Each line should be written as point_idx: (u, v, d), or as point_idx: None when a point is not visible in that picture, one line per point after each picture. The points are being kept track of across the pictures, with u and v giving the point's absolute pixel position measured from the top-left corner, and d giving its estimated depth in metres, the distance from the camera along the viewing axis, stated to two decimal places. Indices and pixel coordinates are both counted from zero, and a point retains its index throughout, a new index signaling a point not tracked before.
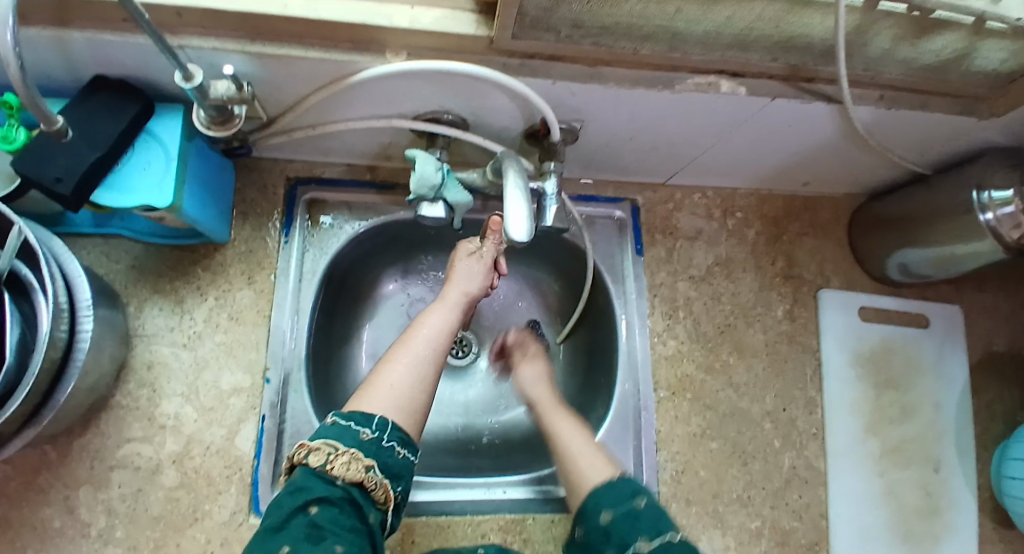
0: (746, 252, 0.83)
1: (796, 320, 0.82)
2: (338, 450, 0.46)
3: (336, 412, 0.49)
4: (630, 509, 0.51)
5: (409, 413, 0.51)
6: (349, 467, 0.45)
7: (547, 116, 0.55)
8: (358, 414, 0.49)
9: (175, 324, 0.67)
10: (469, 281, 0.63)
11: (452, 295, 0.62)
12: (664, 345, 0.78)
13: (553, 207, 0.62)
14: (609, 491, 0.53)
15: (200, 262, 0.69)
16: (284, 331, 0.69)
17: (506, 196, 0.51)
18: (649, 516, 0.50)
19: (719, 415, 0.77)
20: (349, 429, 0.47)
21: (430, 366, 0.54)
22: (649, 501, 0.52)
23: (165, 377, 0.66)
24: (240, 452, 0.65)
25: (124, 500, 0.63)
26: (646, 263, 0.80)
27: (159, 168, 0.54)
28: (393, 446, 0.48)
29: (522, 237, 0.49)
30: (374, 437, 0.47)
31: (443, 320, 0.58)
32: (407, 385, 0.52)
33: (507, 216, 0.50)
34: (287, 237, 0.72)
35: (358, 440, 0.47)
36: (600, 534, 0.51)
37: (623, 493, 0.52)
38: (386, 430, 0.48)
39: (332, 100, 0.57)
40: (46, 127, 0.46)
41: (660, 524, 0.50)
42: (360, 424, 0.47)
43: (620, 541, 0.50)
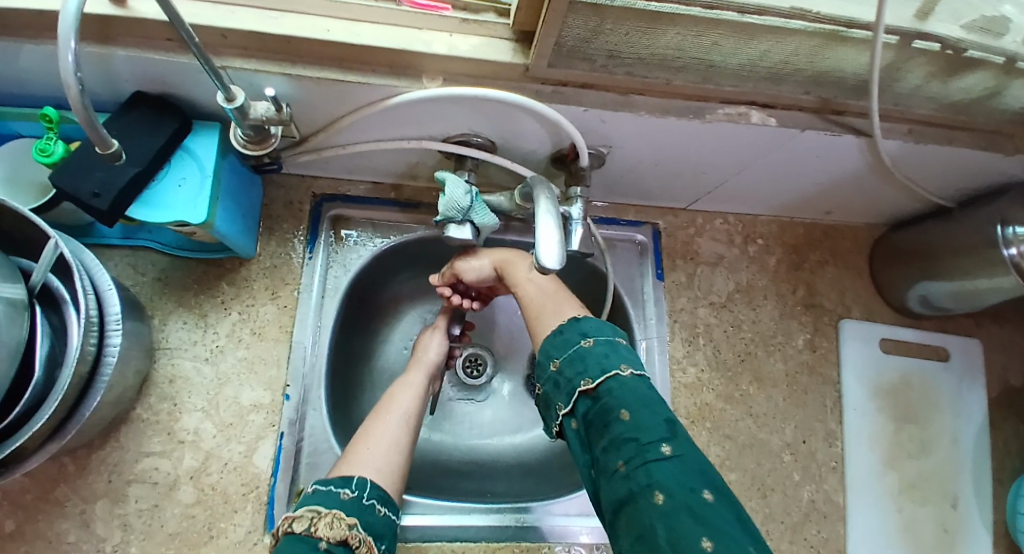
0: (767, 280, 0.82)
1: (816, 349, 0.81)
2: (320, 513, 0.47)
3: (316, 482, 0.52)
4: (578, 351, 0.49)
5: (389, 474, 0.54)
6: (332, 526, 0.46)
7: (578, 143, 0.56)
8: (336, 480, 0.51)
9: (198, 337, 0.67)
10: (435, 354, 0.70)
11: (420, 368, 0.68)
12: (684, 373, 0.77)
13: (579, 231, 0.62)
14: (560, 337, 0.51)
15: (225, 276, 0.69)
16: (305, 347, 0.69)
17: (538, 222, 0.50)
18: (594, 353, 0.48)
19: (738, 445, 0.76)
20: (331, 493, 0.49)
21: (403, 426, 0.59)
22: (598, 339, 0.49)
23: (186, 392, 0.66)
24: (257, 470, 0.65)
25: (140, 516, 0.62)
26: (667, 288, 0.79)
27: (194, 184, 0.55)
28: (373, 504, 0.50)
29: (552, 264, 0.48)
30: (354, 495, 0.50)
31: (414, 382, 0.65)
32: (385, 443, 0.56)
33: (539, 241, 0.48)
34: (311, 253, 0.72)
35: (339, 500, 0.49)
36: (551, 382, 0.50)
37: (570, 337, 0.50)
38: (365, 489, 0.51)
39: (364, 122, 0.58)
40: (101, 149, 0.44)
41: (607, 361, 0.47)
42: (340, 486, 0.50)
43: (567, 386, 0.48)
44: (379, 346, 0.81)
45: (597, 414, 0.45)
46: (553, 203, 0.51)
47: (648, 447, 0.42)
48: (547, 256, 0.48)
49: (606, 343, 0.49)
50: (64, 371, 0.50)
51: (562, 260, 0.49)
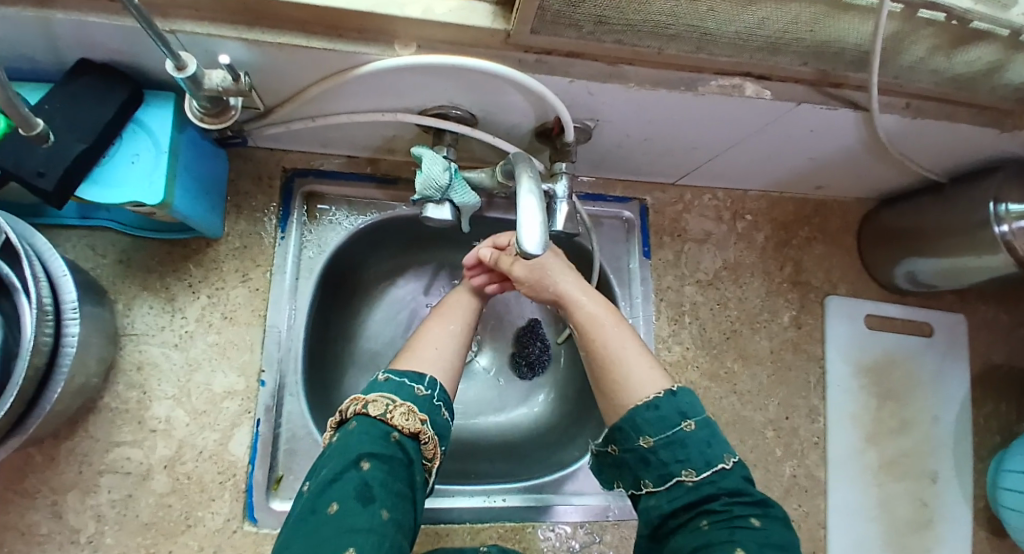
0: (754, 257, 0.81)
1: (802, 326, 0.81)
2: (395, 402, 0.50)
3: (386, 371, 0.54)
4: (676, 434, 0.50)
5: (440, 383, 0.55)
6: (407, 418, 0.50)
7: (563, 117, 0.52)
8: (411, 373, 0.54)
9: (165, 322, 0.64)
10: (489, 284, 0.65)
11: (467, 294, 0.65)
12: (669, 352, 0.76)
13: (564, 209, 0.59)
14: (653, 411, 0.51)
15: (192, 257, 0.66)
16: (280, 330, 0.66)
17: (518, 202, 0.46)
18: (696, 441, 0.50)
19: (722, 423, 0.76)
20: (405, 386, 0.52)
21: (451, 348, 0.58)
22: (698, 423, 0.50)
23: (155, 379, 0.63)
24: (233, 457, 0.63)
25: (114, 506, 0.60)
26: (653, 266, 0.78)
27: (149, 160, 0.51)
28: (440, 406, 0.53)
29: (534, 250, 0.45)
30: (427, 394, 0.52)
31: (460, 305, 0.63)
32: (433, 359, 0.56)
33: (520, 225, 0.45)
34: (284, 232, 0.69)
35: (412, 394, 0.51)
36: (638, 456, 0.51)
37: (668, 416, 0.50)
38: (436, 390, 0.54)
39: (334, 92, 0.53)
40: (25, 130, 0.43)
41: (711, 452, 0.49)
42: (415, 381, 0.53)
43: (660, 468, 0.50)
44: (359, 327, 0.78)
45: (695, 503, 0.48)
46: (536, 184, 0.48)
47: (738, 518, 0.47)
48: (528, 242, 0.45)
49: (704, 425, 0.51)
50: (18, 365, 0.47)
51: (544, 245, 0.46)
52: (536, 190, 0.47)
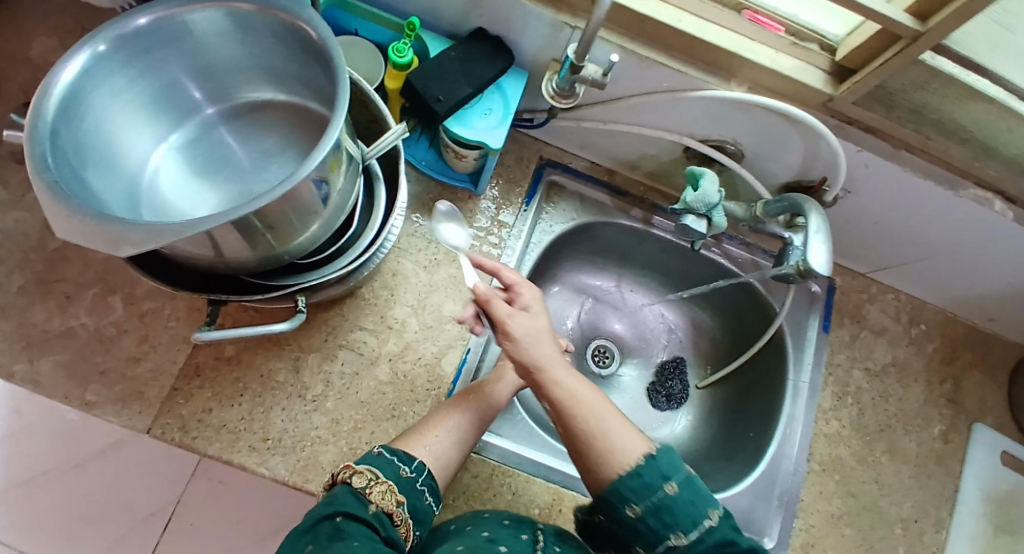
0: (921, 365, 0.86)
1: (948, 442, 0.84)
2: (378, 479, 0.55)
3: (382, 446, 0.59)
4: (660, 499, 0.51)
5: (443, 467, 0.62)
6: (384, 496, 0.54)
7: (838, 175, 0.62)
8: (401, 454, 0.59)
9: (423, 247, 0.76)
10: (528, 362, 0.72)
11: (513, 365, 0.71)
12: (827, 423, 0.81)
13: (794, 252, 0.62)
14: (638, 478, 0.52)
15: (457, 203, 0.78)
16: (502, 285, 0.78)
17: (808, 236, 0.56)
18: (680, 500, 0.52)
19: (858, 504, 0.79)
20: (392, 464, 0.57)
21: (469, 434, 0.65)
22: (678, 484, 0.52)
23: (403, 287, 0.74)
24: (443, 372, 0.73)
25: (342, 378, 0.70)
26: (830, 341, 0.84)
27: (496, 117, 0.64)
28: (423, 490, 0.58)
29: (818, 268, 0.55)
30: (411, 476, 0.57)
31: (489, 397, 0.68)
32: (447, 445, 0.63)
33: (807, 247, 0.55)
34: (527, 205, 0.81)
35: (396, 474, 0.56)
36: (630, 527, 0.52)
37: (653, 482, 0.51)
38: (421, 474, 0.58)
39: (648, 104, 0.66)
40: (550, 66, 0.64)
41: (694, 511, 0.52)
42: (402, 462, 0.58)
43: (651, 533, 0.52)
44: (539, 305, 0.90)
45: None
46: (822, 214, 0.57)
47: None
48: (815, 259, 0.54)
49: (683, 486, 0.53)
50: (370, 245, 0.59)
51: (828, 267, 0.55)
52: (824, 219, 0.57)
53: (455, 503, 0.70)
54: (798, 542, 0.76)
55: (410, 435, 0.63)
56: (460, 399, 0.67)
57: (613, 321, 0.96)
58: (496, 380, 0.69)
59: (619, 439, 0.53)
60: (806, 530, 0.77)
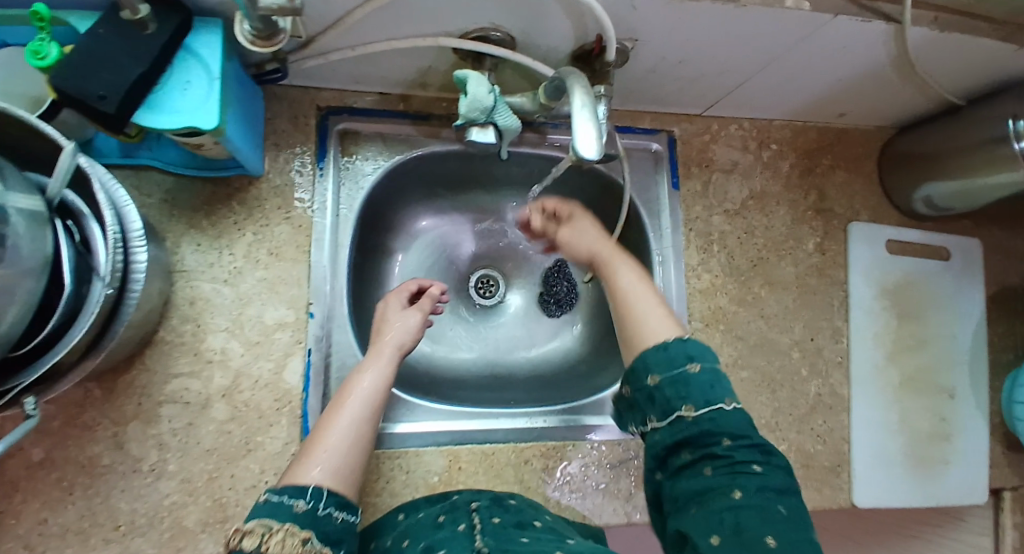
0: (779, 187, 0.82)
1: (826, 253, 0.82)
2: (272, 529, 0.43)
3: (267, 489, 0.47)
4: (682, 373, 0.49)
5: (342, 478, 0.50)
6: (284, 545, 0.43)
7: (609, 34, 0.54)
8: (292, 487, 0.47)
9: (214, 260, 0.66)
10: (404, 332, 0.65)
11: (385, 345, 0.63)
12: (698, 279, 0.77)
13: (582, 122, 0.47)
14: (663, 351, 0.51)
15: (234, 196, 0.67)
16: (324, 266, 0.68)
17: (574, 118, 0.48)
18: (705, 379, 0.49)
19: (749, 344, 0.78)
20: (281, 505, 0.45)
21: (366, 426, 0.55)
22: (705, 365, 0.49)
23: (208, 313, 0.65)
24: (288, 386, 0.66)
25: (175, 435, 0.63)
26: (682, 197, 0.78)
27: (201, 88, 0.51)
28: (330, 513, 0.47)
29: (591, 156, 0.47)
30: (308, 507, 0.46)
31: (374, 379, 0.59)
32: (341, 450, 0.51)
33: (575, 131, 0.47)
34: (321, 168, 0.69)
35: (290, 514, 0.45)
36: (647, 394, 0.50)
37: (676, 356, 0.50)
38: (321, 499, 0.47)
39: (380, 15, 0.54)
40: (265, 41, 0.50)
41: (713, 391, 0.48)
42: (295, 496, 0.46)
43: (665, 404, 0.49)
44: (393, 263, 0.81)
45: (698, 437, 0.47)
46: (588, 95, 0.49)
47: (740, 465, 0.45)
48: (584, 148, 0.46)
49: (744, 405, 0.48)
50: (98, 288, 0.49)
51: (599, 154, 0.47)
52: (591, 100, 0.49)
53: None
54: None
55: (297, 465, 0.50)
56: (339, 402, 0.56)
57: (486, 248, 0.88)
58: (372, 366, 0.60)
59: (653, 326, 0.54)
60: None
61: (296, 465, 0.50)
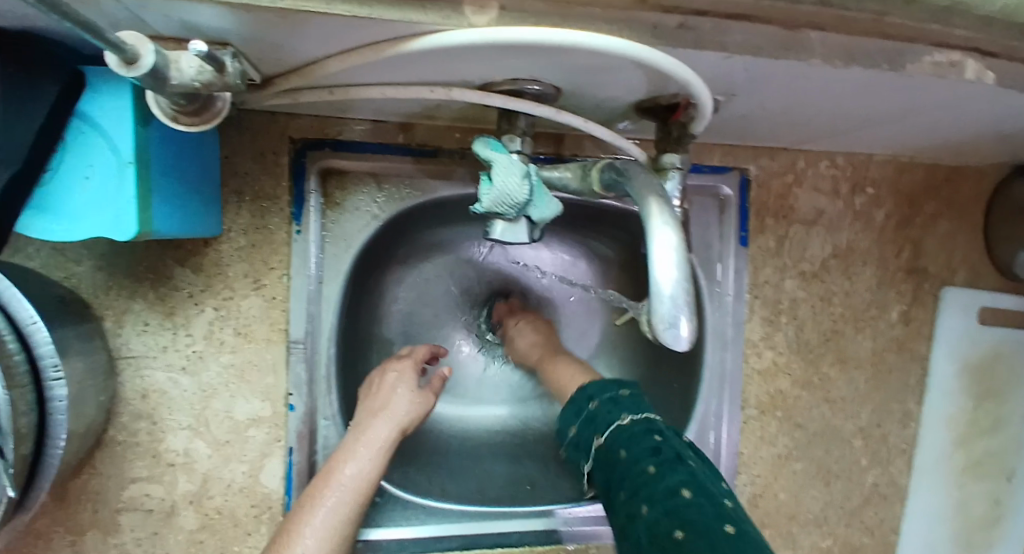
0: (870, 241, 0.67)
1: (910, 323, 0.69)
2: None
3: None
4: (613, 396, 0.48)
5: None
6: None
7: (700, 102, 0.36)
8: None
9: (168, 342, 0.53)
10: (411, 414, 0.52)
11: (379, 425, 0.50)
12: (759, 358, 0.65)
13: (660, 255, 0.31)
14: (602, 384, 0.50)
15: (188, 260, 0.52)
16: (307, 347, 0.55)
17: (652, 243, 0.31)
18: (630, 403, 0.47)
19: (809, 434, 0.67)
20: None
21: (342, 526, 0.47)
22: (631, 391, 0.48)
23: (166, 408, 0.53)
24: (267, 490, 0.56)
25: (138, 545, 0.54)
26: (751, 256, 0.64)
27: (110, 178, 0.35)
28: None
29: (680, 332, 0.31)
30: None
31: (362, 467, 0.48)
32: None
33: (654, 278, 0.31)
34: (299, 225, 0.54)
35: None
36: (585, 418, 0.48)
37: (609, 387, 0.49)
38: None
39: (365, 67, 0.36)
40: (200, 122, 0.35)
41: (639, 408, 0.46)
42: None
43: (596, 428, 0.46)
44: (389, 299, 0.65)
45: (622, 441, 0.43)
46: (674, 218, 0.32)
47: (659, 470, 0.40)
48: (667, 334, 0.31)
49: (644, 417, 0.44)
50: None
51: (692, 335, 0.31)
52: (678, 229, 0.32)
53: None
54: (743, 498, 0.66)
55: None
56: (317, 490, 0.47)
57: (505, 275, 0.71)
58: (363, 448, 0.49)
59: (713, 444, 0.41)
60: (752, 484, 0.66)
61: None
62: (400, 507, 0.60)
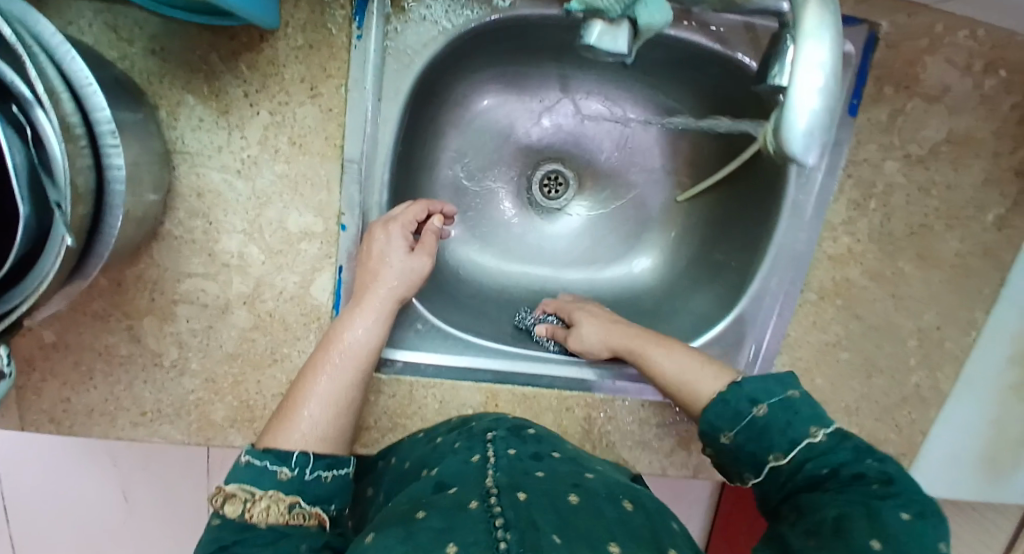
0: (994, 131, 0.59)
1: (1009, 228, 0.63)
2: (254, 496, 0.44)
3: (247, 449, 0.46)
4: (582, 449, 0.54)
5: (331, 441, 0.50)
6: (269, 512, 0.44)
7: None
8: (274, 452, 0.46)
9: (222, 142, 0.51)
10: (404, 279, 0.55)
11: (376, 296, 0.54)
12: (834, 243, 0.62)
13: (807, 67, 0.31)
14: (571, 438, 0.55)
15: (242, 54, 0.49)
16: (359, 168, 0.53)
17: (802, 50, 0.31)
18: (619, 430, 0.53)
19: (864, 326, 0.65)
20: (266, 471, 0.45)
21: (350, 391, 0.52)
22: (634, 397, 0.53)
23: (220, 209, 0.53)
24: (317, 302, 0.57)
25: (194, 335, 0.57)
26: (856, 128, 0.58)
27: None
28: (318, 475, 0.47)
29: (807, 148, 0.32)
30: (294, 474, 0.46)
31: (368, 332, 0.53)
32: (327, 418, 0.50)
33: (796, 87, 0.31)
34: (360, 28, 0.50)
35: (274, 482, 0.45)
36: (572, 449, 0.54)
37: (568, 440, 0.55)
38: (308, 465, 0.47)
39: None
40: None
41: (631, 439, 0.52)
42: (277, 464, 0.45)
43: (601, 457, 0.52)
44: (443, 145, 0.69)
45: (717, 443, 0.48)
46: (833, 26, 0.31)
47: (721, 424, 0.48)
48: (798, 146, 0.32)
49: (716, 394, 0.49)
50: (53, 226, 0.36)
51: (821, 151, 0.33)
52: (831, 39, 0.31)
53: (378, 423, 0.63)
54: None
55: (276, 424, 0.49)
56: (320, 359, 0.52)
57: (559, 135, 0.74)
58: (365, 315, 0.54)
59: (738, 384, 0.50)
60: (792, 366, 0.65)
61: (274, 424, 0.49)
62: (438, 332, 0.63)
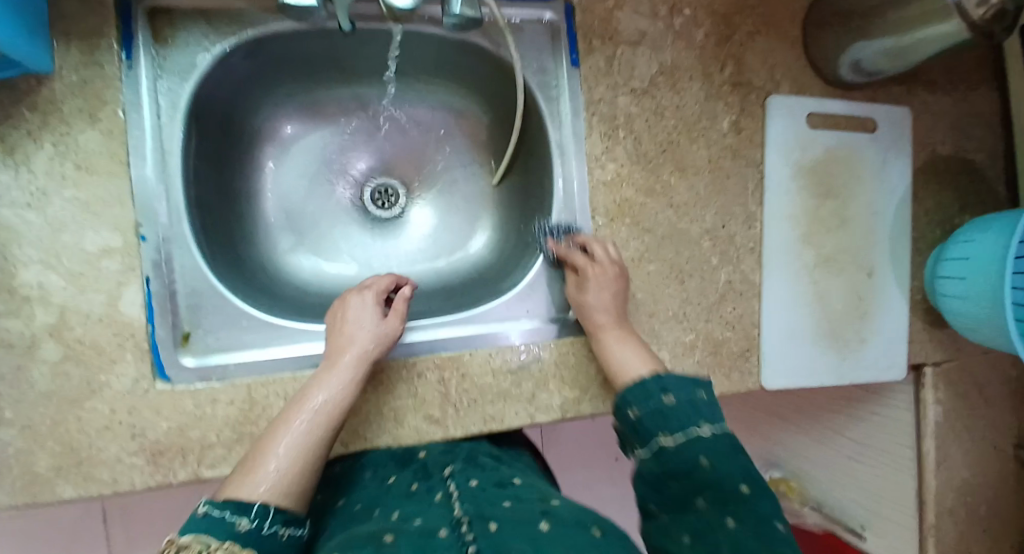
0: (694, 58, 0.74)
1: (742, 131, 0.75)
2: (211, 546, 0.45)
3: (206, 502, 0.48)
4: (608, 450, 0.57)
5: (291, 491, 0.52)
6: None
7: None
8: (236, 502, 0.49)
9: (12, 180, 0.55)
10: (369, 338, 0.60)
11: (350, 356, 0.59)
12: (603, 170, 0.71)
13: None
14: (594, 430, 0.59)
15: (23, 100, 0.55)
16: (151, 180, 0.59)
17: None
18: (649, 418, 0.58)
19: (658, 237, 0.73)
20: (224, 521, 0.47)
21: (321, 441, 0.55)
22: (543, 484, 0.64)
23: (15, 243, 0.55)
24: (128, 320, 0.58)
25: (3, 381, 0.55)
26: (582, 76, 0.71)
27: None
28: (275, 530, 0.50)
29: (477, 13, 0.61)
30: (252, 526, 0.48)
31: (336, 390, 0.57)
32: (294, 470, 0.52)
33: None
34: (130, 61, 0.58)
35: (233, 531, 0.47)
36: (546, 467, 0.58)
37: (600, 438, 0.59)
38: (267, 517, 0.49)
39: None
40: None
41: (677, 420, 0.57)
42: (239, 514, 0.48)
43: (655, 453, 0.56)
44: (264, 172, 0.78)
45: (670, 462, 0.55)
46: None
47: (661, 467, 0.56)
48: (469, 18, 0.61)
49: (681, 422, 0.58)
50: None
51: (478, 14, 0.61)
52: None
53: None
54: None
55: (240, 476, 0.52)
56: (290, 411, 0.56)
57: (374, 151, 0.84)
58: (334, 377, 0.58)
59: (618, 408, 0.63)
60: None
61: (236, 479, 0.51)
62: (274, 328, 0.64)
